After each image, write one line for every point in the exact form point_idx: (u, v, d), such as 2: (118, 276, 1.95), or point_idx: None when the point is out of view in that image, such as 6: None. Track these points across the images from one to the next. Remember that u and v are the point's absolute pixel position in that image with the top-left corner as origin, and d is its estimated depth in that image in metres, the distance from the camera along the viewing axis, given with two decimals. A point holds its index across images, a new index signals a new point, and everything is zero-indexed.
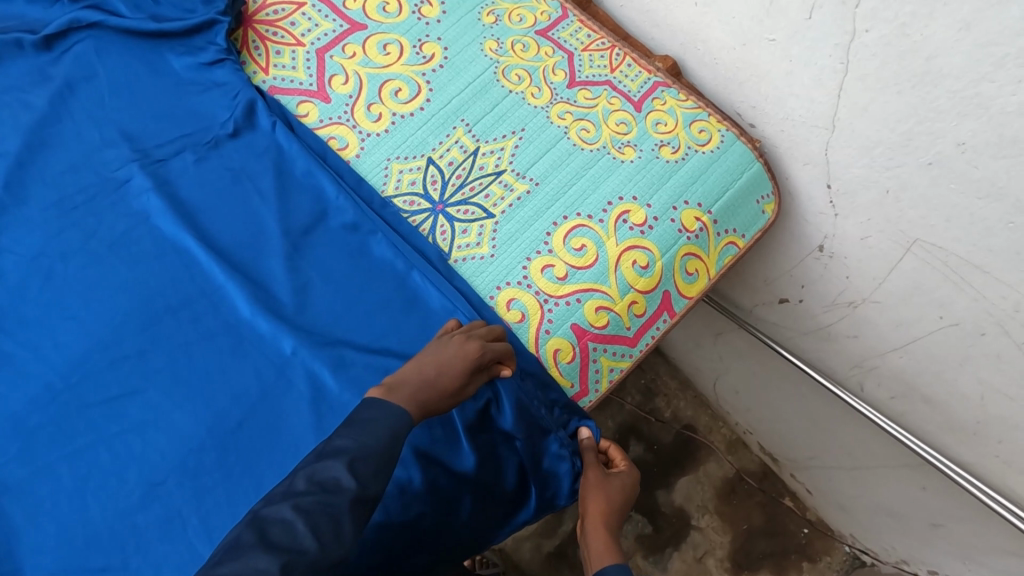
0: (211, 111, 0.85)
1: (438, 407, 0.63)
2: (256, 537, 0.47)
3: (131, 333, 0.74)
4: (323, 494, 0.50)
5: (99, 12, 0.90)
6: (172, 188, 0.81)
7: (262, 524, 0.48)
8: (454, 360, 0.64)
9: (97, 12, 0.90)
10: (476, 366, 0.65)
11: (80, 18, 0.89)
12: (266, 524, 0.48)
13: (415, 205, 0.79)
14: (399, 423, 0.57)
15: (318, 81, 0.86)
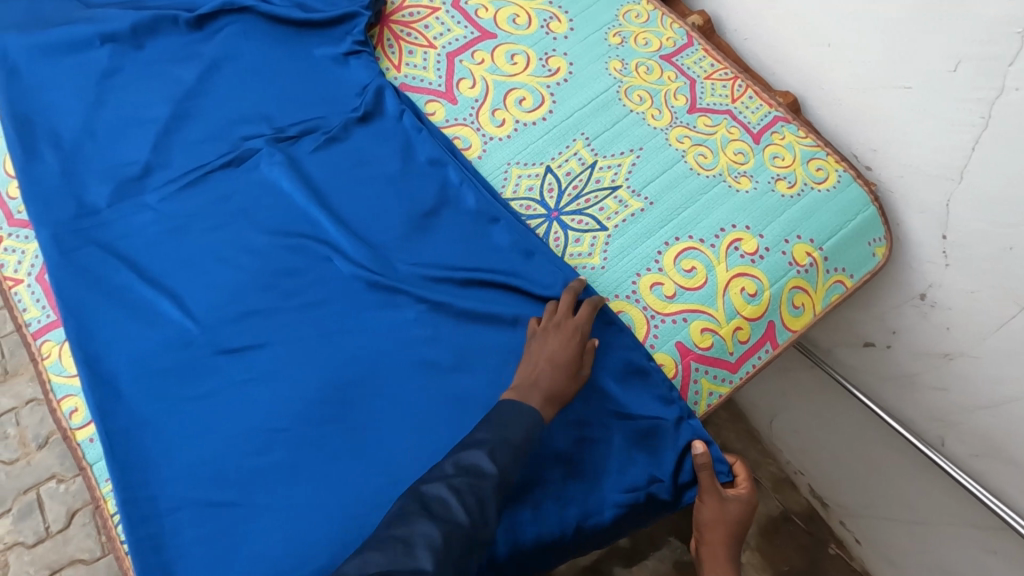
0: (341, 96, 0.90)
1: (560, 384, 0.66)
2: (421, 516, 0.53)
3: (255, 294, 0.79)
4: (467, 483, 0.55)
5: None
6: (302, 166, 0.86)
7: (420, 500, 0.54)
8: (562, 350, 0.68)
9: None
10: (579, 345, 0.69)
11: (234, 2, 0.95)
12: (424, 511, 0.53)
13: (531, 210, 0.82)
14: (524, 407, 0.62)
15: (447, 82, 0.90)
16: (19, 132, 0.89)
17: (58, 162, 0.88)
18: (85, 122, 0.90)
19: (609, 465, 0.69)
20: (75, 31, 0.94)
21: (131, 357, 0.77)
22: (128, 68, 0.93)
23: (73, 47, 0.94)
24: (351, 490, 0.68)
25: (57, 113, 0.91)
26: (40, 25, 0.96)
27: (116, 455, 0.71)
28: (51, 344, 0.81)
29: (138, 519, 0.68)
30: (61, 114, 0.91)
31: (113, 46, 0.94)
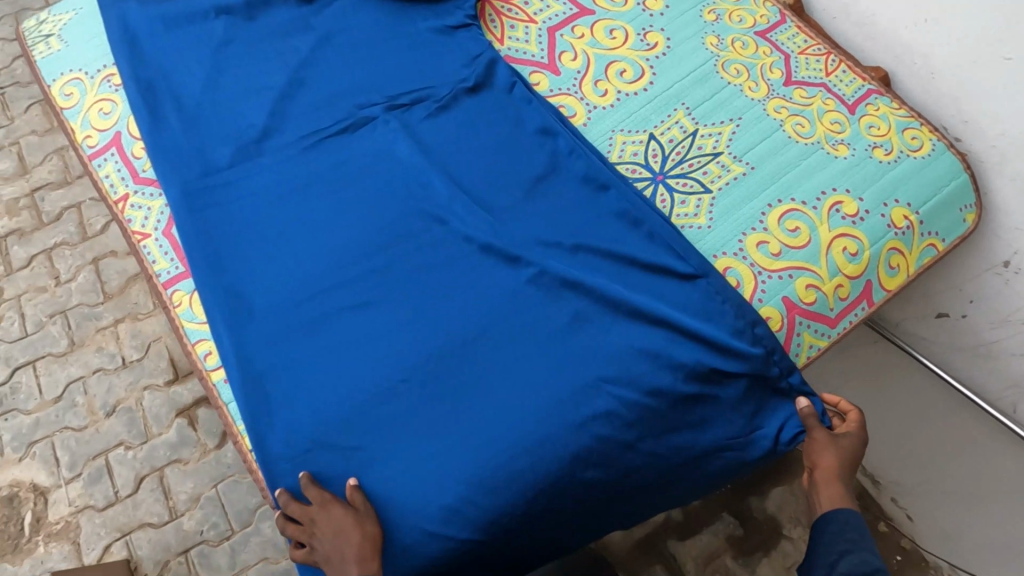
0: (449, 66, 0.94)
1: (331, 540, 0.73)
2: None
3: (375, 254, 0.84)
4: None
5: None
6: (415, 134, 0.90)
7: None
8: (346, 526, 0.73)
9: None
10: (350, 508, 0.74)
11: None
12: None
13: (637, 174, 0.86)
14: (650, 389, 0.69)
15: (549, 54, 0.95)
16: (145, 99, 0.94)
17: (183, 126, 0.93)
18: (205, 89, 0.95)
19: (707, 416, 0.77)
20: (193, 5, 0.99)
21: (263, 312, 0.83)
22: (242, 38, 0.98)
23: (190, 20, 0.99)
24: (477, 432, 0.76)
25: (177, 80, 0.96)
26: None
27: (256, 396, 0.80)
28: (181, 294, 0.86)
29: (286, 454, 0.77)
30: (182, 81, 0.96)
31: (228, 19, 0.99)
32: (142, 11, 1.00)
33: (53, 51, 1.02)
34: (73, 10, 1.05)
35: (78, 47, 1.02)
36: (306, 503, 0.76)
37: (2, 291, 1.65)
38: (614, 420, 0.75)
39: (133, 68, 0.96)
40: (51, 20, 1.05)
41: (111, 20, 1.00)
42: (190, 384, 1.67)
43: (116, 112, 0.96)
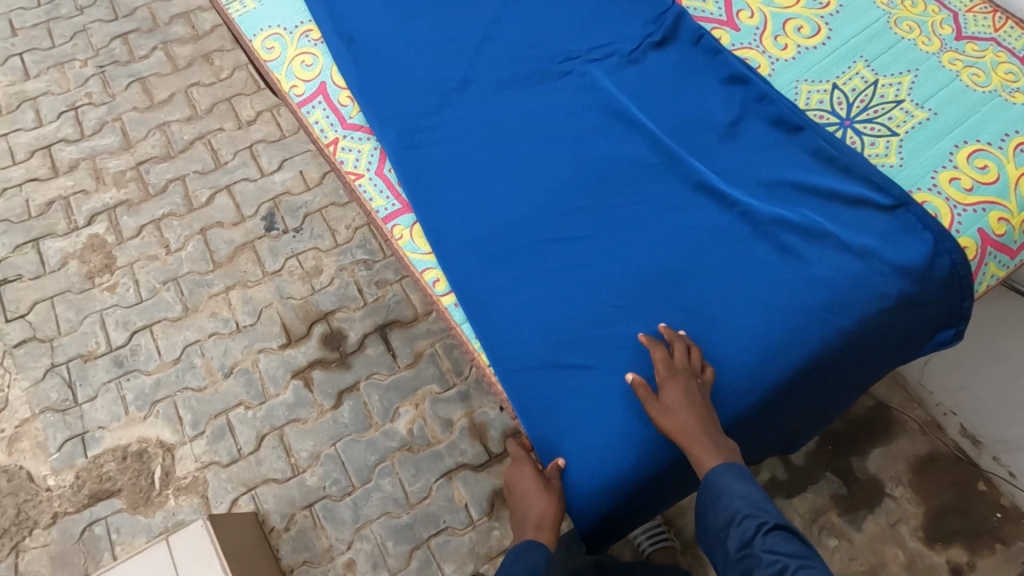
0: (635, 23, 0.99)
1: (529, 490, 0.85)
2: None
3: (582, 191, 0.90)
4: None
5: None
6: (604, 85, 0.95)
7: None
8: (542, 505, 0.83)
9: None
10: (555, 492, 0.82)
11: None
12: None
13: (824, 119, 0.92)
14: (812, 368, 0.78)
15: (727, 12, 1.01)
16: (349, 52, 1.00)
17: (385, 75, 0.99)
18: (402, 43, 1.01)
19: (895, 339, 0.85)
20: None
21: (478, 243, 0.89)
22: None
23: None
24: (702, 349, 0.81)
25: (375, 34, 1.02)
26: None
27: (483, 321, 0.86)
28: (401, 229, 0.93)
29: (515, 372, 0.84)
30: (379, 35, 1.02)
31: None
32: None
33: (249, 8, 1.08)
34: None
35: (273, 5, 1.08)
36: (539, 414, 0.83)
37: (117, 260, 1.83)
38: (829, 345, 0.80)
39: (334, 25, 1.02)
40: None
41: None
42: (305, 347, 1.72)
43: (318, 64, 1.02)
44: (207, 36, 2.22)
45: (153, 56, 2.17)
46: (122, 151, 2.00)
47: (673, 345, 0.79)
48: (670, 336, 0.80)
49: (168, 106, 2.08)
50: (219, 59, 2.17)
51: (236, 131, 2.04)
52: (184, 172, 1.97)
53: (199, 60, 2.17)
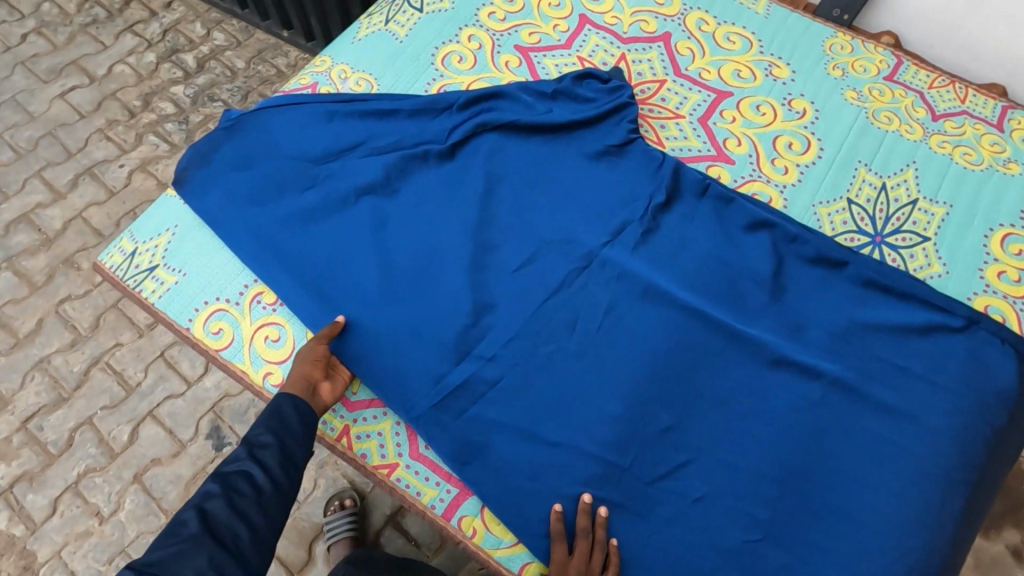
0: (632, 186, 0.90)
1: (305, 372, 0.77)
2: (223, 499, 0.65)
3: (658, 406, 0.78)
4: (279, 421, 0.73)
5: (509, 104, 0.93)
6: (633, 272, 0.84)
7: (226, 486, 0.66)
8: (303, 368, 0.77)
9: (513, 108, 0.93)
10: (324, 361, 0.79)
11: (497, 113, 0.92)
12: (221, 496, 0.66)
13: (856, 240, 0.88)
14: (958, 537, 0.74)
15: (714, 144, 0.94)
16: (329, 315, 0.83)
17: (384, 330, 0.82)
18: (385, 284, 0.84)
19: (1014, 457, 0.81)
20: (331, 193, 0.89)
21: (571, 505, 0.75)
22: (398, 215, 0.88)
23: (329, 209, 0.88)
24: (854, 553, 0.73)
25: (348, 281, 0.84)
26: (284, 195, 0.89)
27: None
28: (470, 518, 0.78)
29: None
30: (355, 282, 0.84)
31: (372, 199, 0.89)
32: (270, 215, 0.88)
33: (170, 284, 0.85)
34: (168, 229, 0.89)
35: (201, 271, 0.86)
36: None
37: (38, 552, 1.47)
38: (969, 503, 0.75)
39: (292, 284, 0.84)
40: (143, 249, 0.88)
41: (240, 235, 0.87)
42: None
43: (288, 335, 0.83)
44: (61, 236, 1.86)
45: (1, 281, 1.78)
46: None
47: (578, 541, 0.74)
48: (580, 527, 0.74)
49: (39, 337, 1.71)
50: (86, 259, 1.82)
51: (137, 340, 1.72)
52: (90, 412, 1.62)
53: (62, 267, 1.81)
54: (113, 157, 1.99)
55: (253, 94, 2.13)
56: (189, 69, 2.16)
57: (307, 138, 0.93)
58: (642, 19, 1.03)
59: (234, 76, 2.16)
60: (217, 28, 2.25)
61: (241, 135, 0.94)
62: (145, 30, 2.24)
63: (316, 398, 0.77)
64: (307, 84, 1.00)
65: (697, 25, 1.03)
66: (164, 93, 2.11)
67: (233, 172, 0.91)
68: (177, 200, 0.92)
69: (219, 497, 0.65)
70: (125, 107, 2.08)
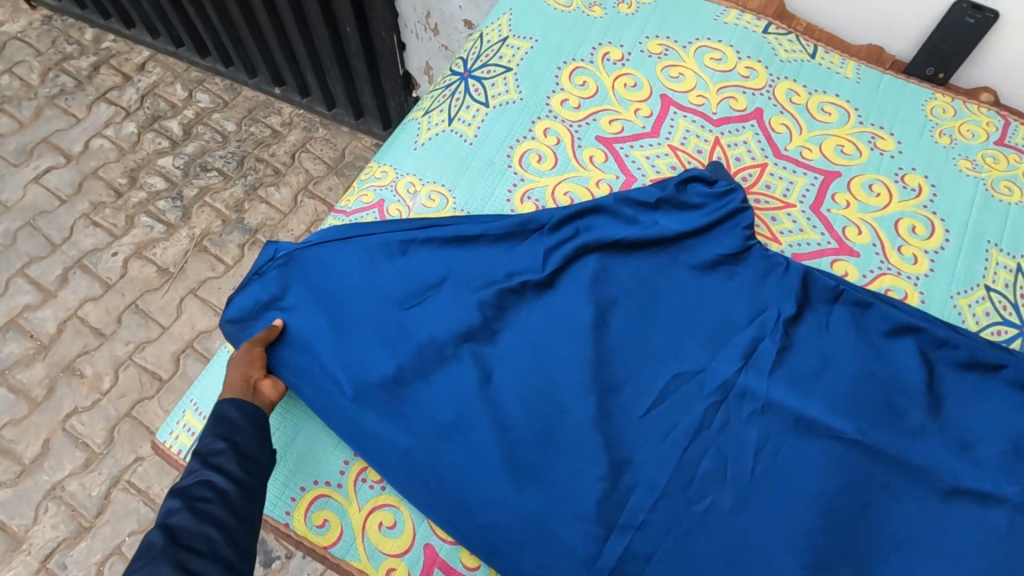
0: (758, 297, 0.81)
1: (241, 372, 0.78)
2: (186, 511, 0.66)
3: (834, 560, 0.71)
4: (225, 425, 0.73)
5: (607, 217, 0.83)
6: (778, 404, 0.76)
7: (187, 496, 0.66)
8: (240, 371, 0.78)
9: (613, 222, 0.83)
10: (262, 359, 0.80)
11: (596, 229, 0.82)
12: (184, 508, 0.66)
13: (1004, 333, 0.81)
14: None
15: (833, 235, 0.86)
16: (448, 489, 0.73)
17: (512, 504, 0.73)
18: (506, 445, 0.74)
19: None
20: (426, 343, 0.78)
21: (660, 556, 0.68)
22: (504, 360, 0.78)
23: (427, 362, 0.77)
24: None
25: (462, 447, 0.75)
26: (370, 347, 0.78)
27: None
28: None
29: None
30: (471, 448, 0.74)
31: (473, 346, 0.78)
32: (359, 375, 0.77)
33: None
34: None
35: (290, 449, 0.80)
36: None
37: None
38: None
39: (400, 460, 0.75)
40: None
41: (329, 402, 0.77)
42: None
43: (404, 519, 0.76)
44: (57, 340, 1.69)
45: None
46: (13, 553, 1.46)
47: None
48: None
49: (48, 460, 1.55)
50: (89, 364, 1.66)
51: (160, 451, 1.57)
52: (118, 541, 1.47)
53: (63, 376, 1.64)
54: (104, 245, 1.82)
55: (249, 159, 1.98)
56: (175, 137, 2.00)
57: (382, 274, 0.82)
58: (730, 95, 0.94)
59: (225, 140, 2.01)
60: (199, 88, 2.09)
61: (306, 281, 0.84)
62: (120, 97, 2.06)
63: (259, 395, 0.78)
64: (371, 202, 0.88)
65: (788, 96, 0.95)
66: (151, 166, 1.95)
67: (307, 329, 0.81)
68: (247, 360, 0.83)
69: (181, 508, 0.65)
70: (110, 187, 1.90)
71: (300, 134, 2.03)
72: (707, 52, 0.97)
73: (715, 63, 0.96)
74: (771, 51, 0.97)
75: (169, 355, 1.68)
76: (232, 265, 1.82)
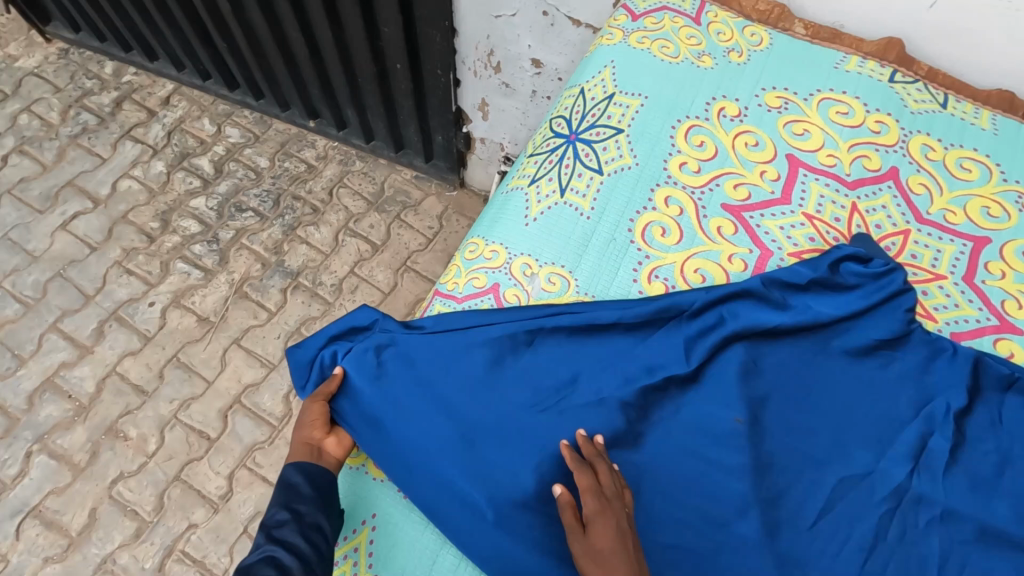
0: (922, 388, 0.74)
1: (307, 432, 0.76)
2: None
3: None
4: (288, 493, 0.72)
5: (753, 302, 0.76)
6: (962, 513, 0.69)
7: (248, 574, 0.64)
8: (305, 431, 0.76)
9: (760, 308, 0.76)
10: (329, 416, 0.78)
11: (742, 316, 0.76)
12: None
13: None
14: None
15: (992, 310, 0.79)
16: None
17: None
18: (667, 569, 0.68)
19: None
20: (569, 455, 0.71)
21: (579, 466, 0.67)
22: (653, 469, 0.71)
23: (570, 476, 0.71)
24: None
25: None
26: (503, 459, 0.71)
27: None
28: None
29: None
30: None
31: (618, 455, 0.71)
32: (497, 492, 0.70)
33: None
34: (366, 522, 0.75)
35: None
36: None
37: None
38: None
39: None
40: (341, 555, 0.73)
41: (463, 523, 0.70)
42: None
43: None
44: (97, 400, 1.60)
45: (37, 468, 1.53)
46: None
47: None
48: None
49: (96, 532, 1.47)
50: (132, 426, 1.57)
51: (213, 517, 1.49)
52: None
53: (107, 440, 1.56)
54: (139, 294, 1.73)
55: (285, 197, 1.89)
56: (206, 176, 1.91)
57: (510, 373, 0.75)
58: (862, 153, 0.86)
59: (259, 177, 1.92)
60: (228, 122, 2.01)
61: (423, 374, 0.76)
62: (146, 134, 1.97)
63: (324, 456, 0.76)
64: (484, 288, 0.80)
65: (923, 152, 0.87)
66: (183, 208, 1.86)
67: (430, 438, 0.74)
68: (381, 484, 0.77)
69: None
70: (142, 232, 1.81)
71: (337, 168, 1.94)
72: (831, 105, 0.89)
73: (842, 117, 0.89)
74: (899, 102, 0.90)
75: (216, 412, 1.60)
76: (275, 312, 1.73)
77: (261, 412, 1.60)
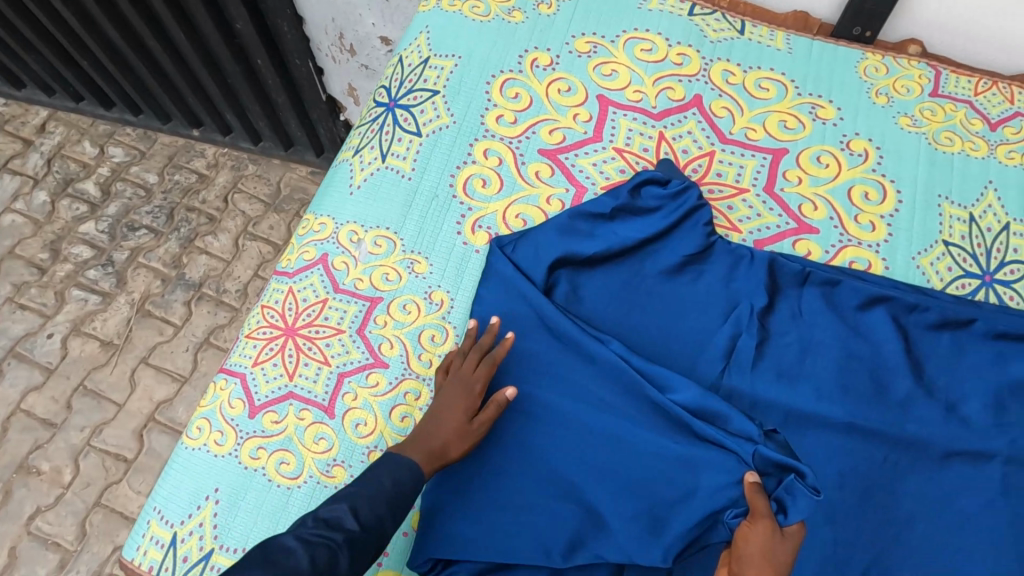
0: (731, 294, 0.81)
1: (448, 447, 0.69)
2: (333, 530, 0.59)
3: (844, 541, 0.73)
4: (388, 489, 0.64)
5: (567, 233, 0.81)
6: (767, 401, 0.76)
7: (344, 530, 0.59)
8: (445, 439, 0.69)
9: (574, 239, 0.81)
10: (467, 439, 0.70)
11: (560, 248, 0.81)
12: (341, 545, 0.58)
13: (968, 286, 0.82)
14: None
15: (790, 215, 0.85)
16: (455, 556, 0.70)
17: (532, 556, 0.70)
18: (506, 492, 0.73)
19: None
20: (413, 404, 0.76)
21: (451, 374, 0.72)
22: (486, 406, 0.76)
23: None
24: None
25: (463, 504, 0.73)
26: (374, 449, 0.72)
27: None
28: None
29: None
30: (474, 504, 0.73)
31: None
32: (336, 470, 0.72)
33: None
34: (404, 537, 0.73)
35: None
36: None
37: None
38: None
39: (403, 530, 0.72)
40: (184, 532, 0.70)
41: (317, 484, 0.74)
42: None
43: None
44: (5, 441, 1.57)
45: None
46: None
47: None
48: None
49: (19, 570, 1.45)
50: (44, 460, 1.55)
51: None
52: None
53: (19, 477, 1.53)
54: (36, 328, 1.69)
55: (179, 210, 1.86)
56: (93, 199, 1.87)
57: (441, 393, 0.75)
58: (667, 85, 0.91)
59: (150, 194, 1.88)
60: (110, 142, 1.95)
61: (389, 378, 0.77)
62: (25, 165, 1.91)
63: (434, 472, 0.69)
64: (314, 259, 0.82)
65: (724, 78, 0.93)
66: (73, 235, 1.81)
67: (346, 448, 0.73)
68: (224, 459, 0.73)
69: (341, 544, 0.58)
70: (31, 265, 1.77)
71: (230, 174, 1.91)
72: (636, 44, 0.94)
73: (646, 54, 0.93)
74: (699, 33, 0.95)
75: (131, 433, 1.58)
76: (181, 325, 1.71)
77: (176, 426, 1.59)
